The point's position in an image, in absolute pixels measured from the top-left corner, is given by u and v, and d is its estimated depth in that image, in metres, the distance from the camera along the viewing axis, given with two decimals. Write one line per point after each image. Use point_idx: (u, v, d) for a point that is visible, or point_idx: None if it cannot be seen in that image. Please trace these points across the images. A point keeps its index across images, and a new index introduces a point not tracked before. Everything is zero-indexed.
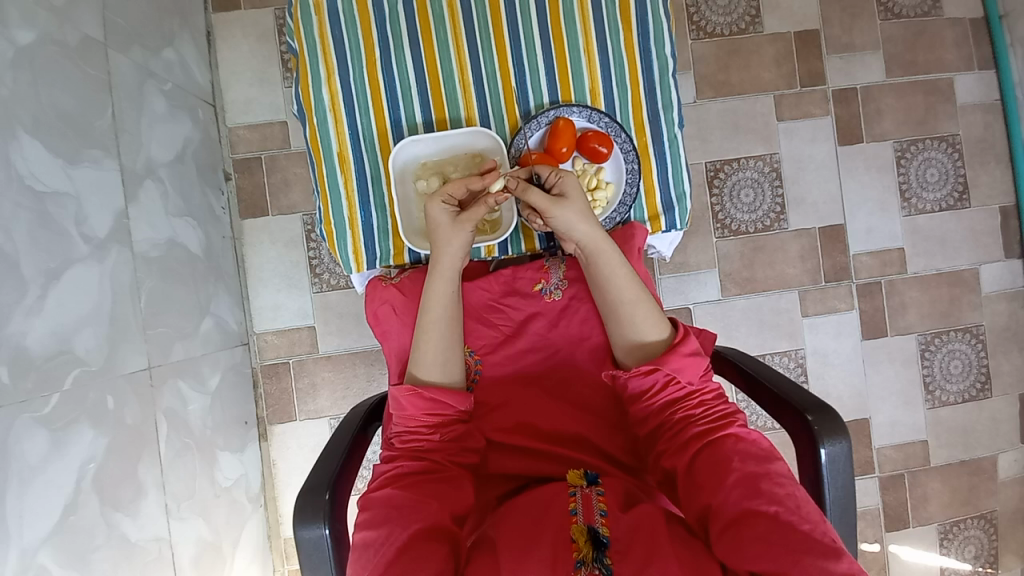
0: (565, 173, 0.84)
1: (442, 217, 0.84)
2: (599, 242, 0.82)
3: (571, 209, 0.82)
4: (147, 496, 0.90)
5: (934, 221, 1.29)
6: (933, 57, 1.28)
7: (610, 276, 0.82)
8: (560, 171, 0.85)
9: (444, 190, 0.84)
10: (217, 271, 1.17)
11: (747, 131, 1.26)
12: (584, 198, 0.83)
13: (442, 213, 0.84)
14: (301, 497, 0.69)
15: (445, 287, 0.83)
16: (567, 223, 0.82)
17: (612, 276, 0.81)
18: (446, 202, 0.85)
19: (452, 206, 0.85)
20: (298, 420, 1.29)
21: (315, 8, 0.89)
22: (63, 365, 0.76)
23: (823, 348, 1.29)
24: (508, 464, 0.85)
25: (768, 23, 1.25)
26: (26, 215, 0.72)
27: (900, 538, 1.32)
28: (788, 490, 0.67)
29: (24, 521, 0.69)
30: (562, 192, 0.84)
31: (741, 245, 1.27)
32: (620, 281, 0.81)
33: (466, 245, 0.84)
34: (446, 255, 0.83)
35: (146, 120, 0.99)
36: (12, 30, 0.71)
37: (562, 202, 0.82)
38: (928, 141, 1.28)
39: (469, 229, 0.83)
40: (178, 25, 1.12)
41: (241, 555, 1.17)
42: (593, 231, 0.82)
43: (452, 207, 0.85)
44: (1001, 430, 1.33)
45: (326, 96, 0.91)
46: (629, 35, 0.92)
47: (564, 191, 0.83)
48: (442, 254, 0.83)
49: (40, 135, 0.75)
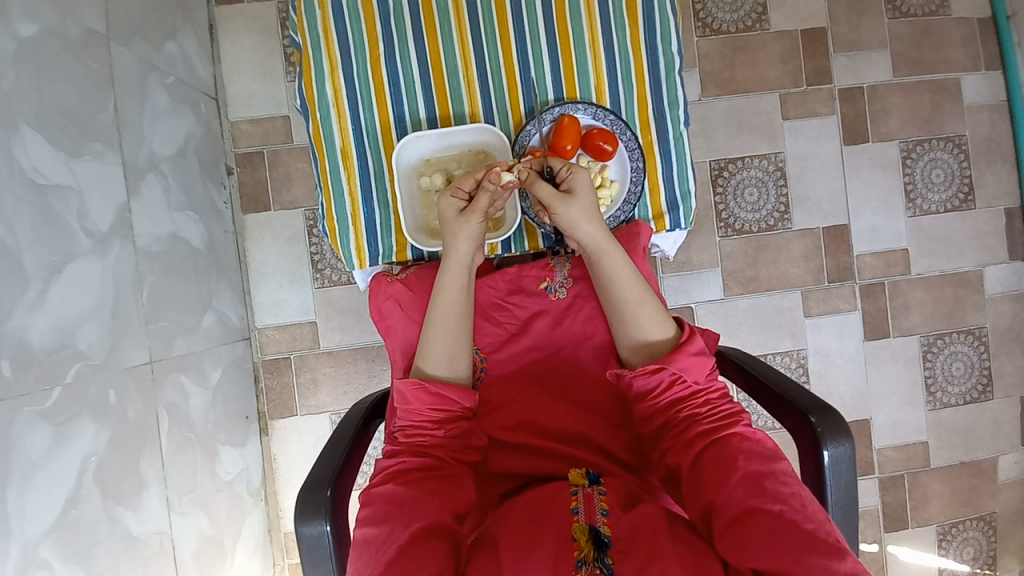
0: (575, 168, 0.84)
1: (450, 211, 0.84)
2: (604, 242, 0.81)
3: (576, 207, 0.81)
4: (148, 490, 0.90)
5: (938, 221, 1.29)
6: (940, 55, 1.27)
7: (613, 275, 0.81)
8: (572, 166, 0.84)
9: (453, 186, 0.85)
10: (218, 267, 1.17)
11: (752, 129, 1.25)
12: (592, 196, 0.83)
13: (450, 207, 0.84)
14: (303, 494, 0.69)
15: (456, 282, 0.83)
16: (569, 222, 0.81)
17: (615, 276, 0.81)
18: (454, 195, 0.85)
19: (460, 199, 0.85)
20: (299, 415, 1.29)
21: (318, 2, 0.89)
22: (65, 360, 0.76)
23: (825, 348, 1.29)
24: (511, 462, 0.85)
25: (774, 20, 1.24)
26: (28, 210, 0.72)
27: (899, 538, 1.32)
28: (792, 489, 0.67)
29: (26, 515, 0.69)
30: (571, 188, 0.83)
31: (744, 244, 1.27)
32: (623, 281, 0.81)
33: (476, 239, 0.83)
34: (455, 249, 0.83)
35: (148, 115, 0.98)
36: (14, 23, 0.71)
37: (568, 200, 0.82)
38: (933, 141, 1.27)
39: (475, 222, 0.82)
40: (181, 17, 1.11)
41: (242, 549, 1.18)
42: (595, 231, 0.81)
43: (460, 200, 0.85)
44: (1002, 431, 1.33)
45: (330, 91, 0.90)
46: (635, 32, 0.91)
47: (572, 187, 0.83)
48: (453, 249, 0.83)
49: (42, 129, 0.74)
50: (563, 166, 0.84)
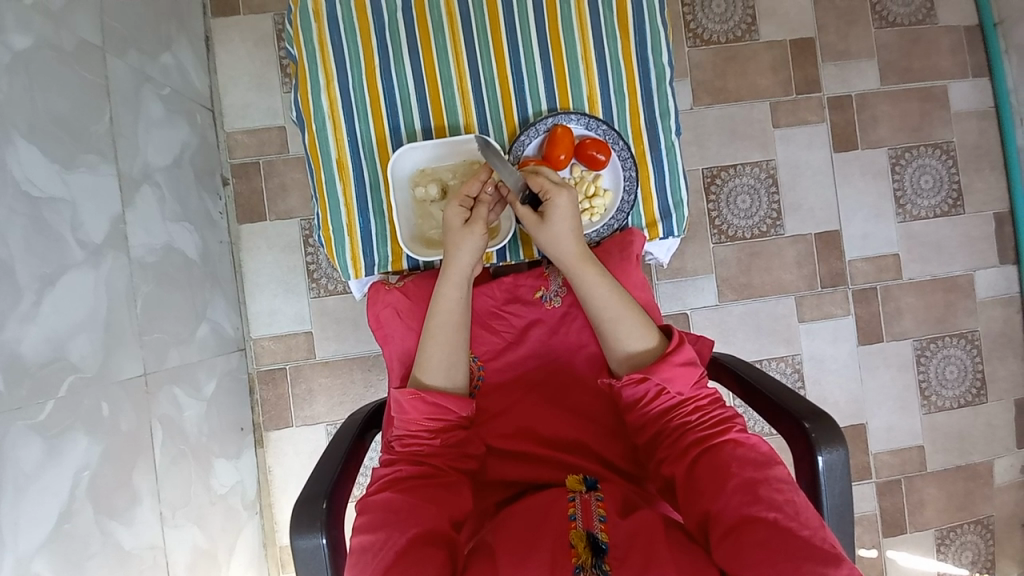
0: (554, 190, 0.82)
1: (456, 220, 0.84)
2: (577, 266, 0.82)
3: (548, 235, 0.82)
4: (141, 504, 0.89)
5: (929, 227, 1.30)
6: (928, 63, 1.29)
7: (588, 295, 0.82)
8: (550, 187, 0.82)
9: (460, 194, 0.85)
10: (213, 277, 1.17)
11: (744, 137, 1.27)
12: (567, 220, 0.82)
13: (456, 217, 0.84)
14: (299, 506, 0.68)
15: (453, 292, 0.83)
16: (546, 246, 0.83)
17: (590, 296, 0.82)
18: (462, 205, 0.85)
19: (465, 210, 0.85)
20: (294, 426, 1.29)
21: (314, 15, 0.90)
22: (56, 372, 0.75)
23: (820, 354, 1.30)
24: (508, 470, 0.85)
25: (763, 30, 1.26)
26: (21, 220, 0.71)
27: (896, 543, 1.32)
28: (786, 496, 0.67)
29: (19, 529, 0.68)
30: (546, 212, 0.82)
31: (739, 251, 1.28)
32: (598, 301, 0.81)
33: (478, 250, 0.84)
34: (455, 260, 0.83)
35: (142, 126, 0.99)
36: (8, 34, 0.71)
37: (542, 225, 0.82)
38: (922, 148, 1.29)
39: (479, 233, 0.83)
40: (176, 29, 1.12)
41: (237, 562, 1.16)
42: (567, 256, 0.82)
43: (464, 211, 0.85)
44: (997, 435, 1.33)
45: (325, 103, 0.91)
46: (627, 42, 0.92)
47: (546, 213, 0.82)
48: (453, 260, 0.83)
49: (36, 140, 0.74)
50: (541, 186, 0.82)
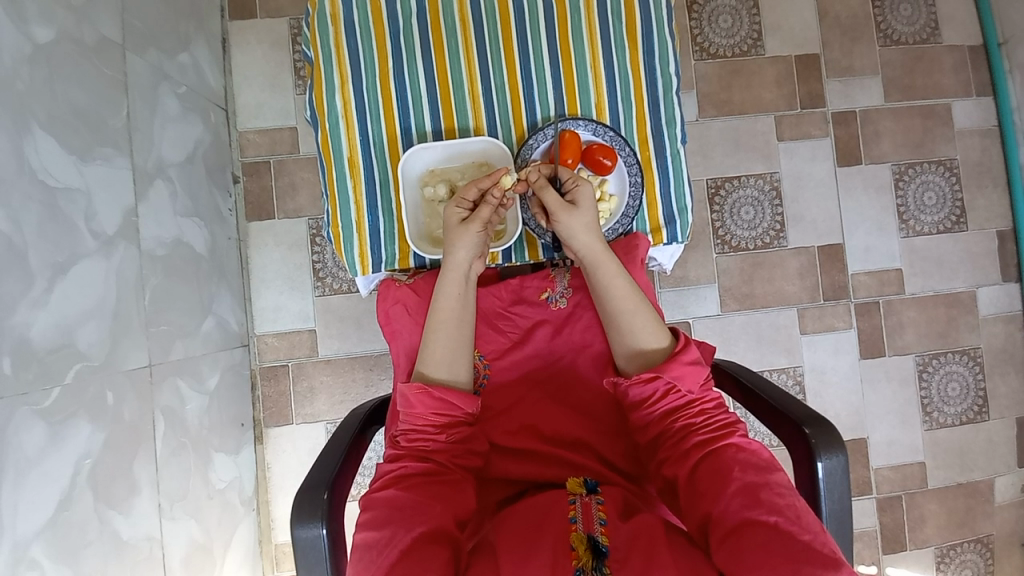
0: (582, 182, 0.85)
1: (453, 219, 0.86)
2: (600, 255, 0.83)
3: (578, 219, 0.83)
4: (141, 494, 0.90)
5: (931, 242, 1.31)
6: (931, 82, 1.30)
7: (607, 286, 0.83)
8: (578, 178, 0.86)
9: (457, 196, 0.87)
10: (220, 271, 1.18)
11: (749, 148, 1.28)
12: (594, 210, 0.85)
13: (453, 216, 0.86)
14: (301, 495, 0.69)
15: (453, 289, 0.84)
16: (570, 231, 0.83)
17: (609, 286, 0.82)
18: (458, 206, 0.87)
19: (463, 210, 0.87)
20: (293, 423, 1.29)
21: (331, 18, 0.92)
22: (65, 358, 0.76)
23: (822, 366, 1.30)
24: (510, 467, 0.85)
25: (769, 45, 1.28)
26: (37, 207, 0.73)
27: (897, 560, 1.31)
28: (787, 500, 0.67)
29: (18, 513, 0.68)
30: (576, 199, 0.85)
31: (742, 261, 1.28)
32: (615, 292, 0.82)
33: (475, 247, 0.85)
34: (453, 255, 0.84)
35: (158, 120, 1.01)
36: (30, 25, 0.73)
37: (572, 211, 0.83)
38: (926, 164, 1.30)
39: (475, 231, 0.84)
40: (194, 28, 1.14)
41: (232, 559, 1.16)
42: (593, 244, 0.83)
43: (460, 210, 0.87)
44: (998, 452, 1.32)
45: (339, 102, 0.93)
46: (635, 52, 0.94)
47: (577, 200, 0.84)
48: (451, 256, 0.84)
49: (54, 130, 0.76)
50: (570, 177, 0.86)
